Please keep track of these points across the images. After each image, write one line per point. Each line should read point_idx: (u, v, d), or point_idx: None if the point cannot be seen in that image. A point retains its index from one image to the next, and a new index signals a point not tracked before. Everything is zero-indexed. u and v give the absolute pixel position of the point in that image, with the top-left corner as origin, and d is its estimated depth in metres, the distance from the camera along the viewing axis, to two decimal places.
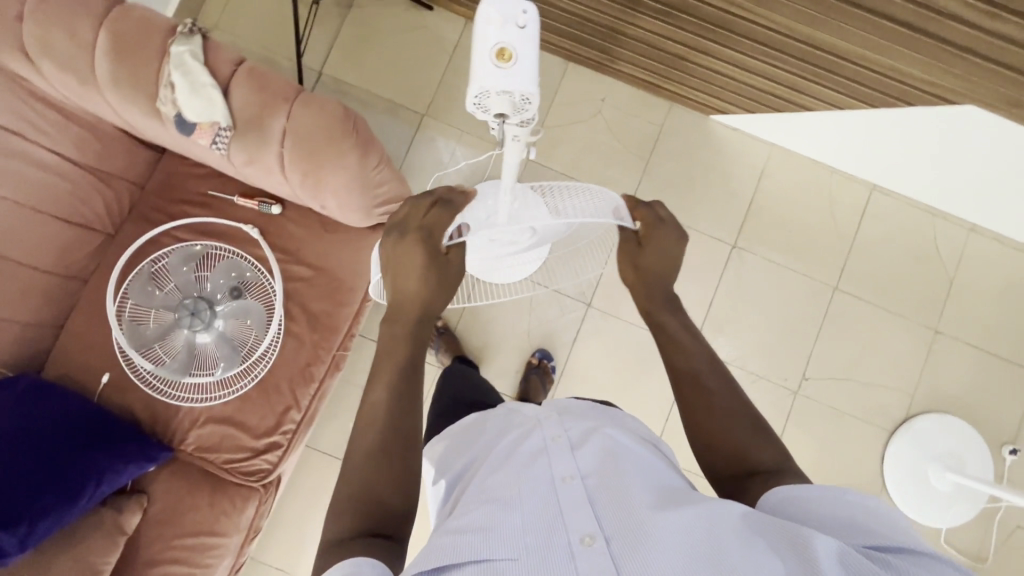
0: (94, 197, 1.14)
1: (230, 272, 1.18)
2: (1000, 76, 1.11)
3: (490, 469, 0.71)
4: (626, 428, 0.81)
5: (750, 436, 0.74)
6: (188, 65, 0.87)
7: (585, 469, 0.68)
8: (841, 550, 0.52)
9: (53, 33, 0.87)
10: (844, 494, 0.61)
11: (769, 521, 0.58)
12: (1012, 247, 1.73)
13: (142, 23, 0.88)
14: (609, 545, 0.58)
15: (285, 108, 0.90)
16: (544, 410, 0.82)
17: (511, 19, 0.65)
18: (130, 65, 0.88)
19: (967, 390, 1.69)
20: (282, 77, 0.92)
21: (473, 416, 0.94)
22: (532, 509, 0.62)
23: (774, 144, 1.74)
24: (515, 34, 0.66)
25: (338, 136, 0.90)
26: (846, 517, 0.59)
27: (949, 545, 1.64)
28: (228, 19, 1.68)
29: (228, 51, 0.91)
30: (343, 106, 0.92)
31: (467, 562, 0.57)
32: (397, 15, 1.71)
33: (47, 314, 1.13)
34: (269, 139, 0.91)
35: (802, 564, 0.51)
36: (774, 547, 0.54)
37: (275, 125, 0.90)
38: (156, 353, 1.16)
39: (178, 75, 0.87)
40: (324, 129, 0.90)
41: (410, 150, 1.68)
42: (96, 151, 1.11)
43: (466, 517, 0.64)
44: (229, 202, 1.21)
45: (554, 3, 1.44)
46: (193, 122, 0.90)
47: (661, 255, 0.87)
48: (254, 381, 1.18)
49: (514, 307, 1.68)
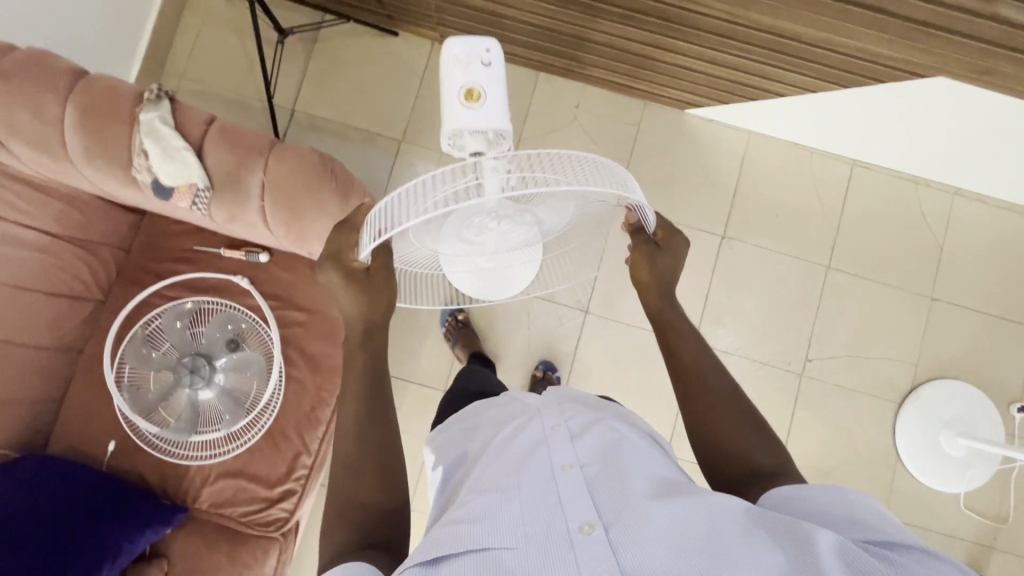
0: (80, 267, 1.13)
1: (225, 325, 1.17)
2: (967, 48, 1.12)
3: (490, 457, 0.72)
4: (625, 420, 0.82)
5: (755, 444, 0.78)
6: (159, 130, 0.86)
7: (584, 458, 0.69)
8: (840, 545, 0.54)
9: (17, 113, 0.85)
10: (841, 495, 0.64)
11: (772, 515, 0.59)
12: (998, 206, 1.74)
13: (108, 93, 0.88)
14: (608, 532, 0.59)
15: (262, 162, 0.90)
16: (543, 398, 0.81)
17: (476, 58, 0.67)
18: (101, 137, 0.87)
19: (969, 353, 1.70)
20: (254, 131, 0.92)
21: (475, 403, 0.93)
22: (532, 498, 0.64)
23: (752, 131, 1.74)
24: (480, 71, 0.68)
25: (317, 183, 0.90)
26: (845, 515, 0.61)
27: (968, 509, 1.65)
28: (195, 67, 1.67)
29: (198, 111, 0.91)
30: (319, 153, 0.93)
31: (467, 552, 0.59)
32: (363, 44, 1.70)
33: (46, 390, 1.13)
34: (248, 195, 0.91)
35: (801, 555, 0.53)
36: (774, 538, 0.56)
37: (253, 180, 0.90)
38: (160, 415, 1.15)
39: (149, 141, 0.86)
40: (303, 179, 0.91)
41: (391, 177, 1.68)
42: (77, 221, 1.10)
43: (466, 506, 0.65)
44: (216, 256, 1.20)
45: (518, 18, 1.44)
46: (170, 186, 0.89)
47: (673, 265, 0.88)
48: (261, 431, 1.17)
49: (515, 322, 1.67)
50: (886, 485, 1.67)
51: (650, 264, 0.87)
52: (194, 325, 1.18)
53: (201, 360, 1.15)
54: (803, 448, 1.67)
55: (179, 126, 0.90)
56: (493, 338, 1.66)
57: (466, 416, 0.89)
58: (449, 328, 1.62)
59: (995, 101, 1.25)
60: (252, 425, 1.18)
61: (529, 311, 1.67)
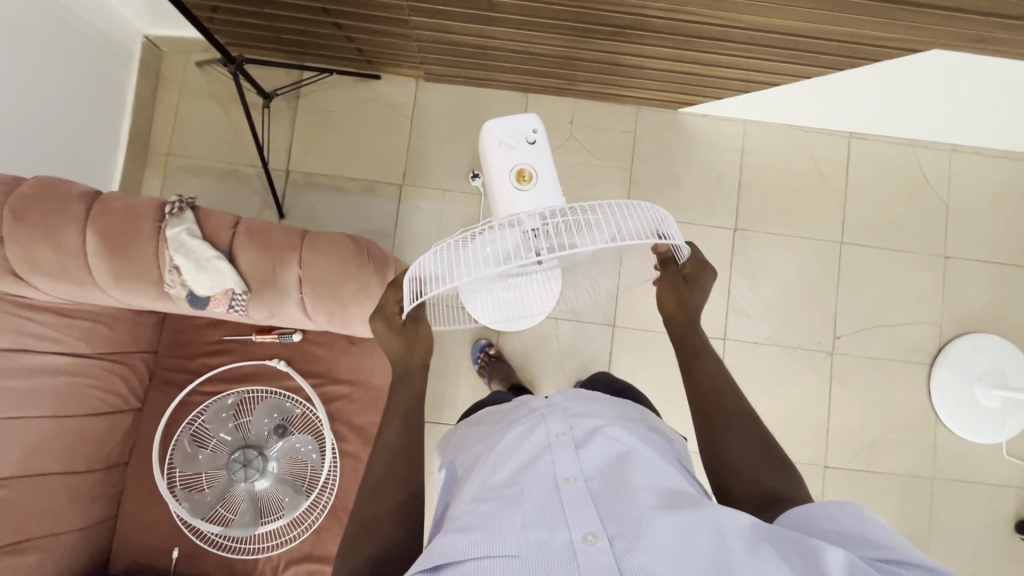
0: (114, 380, 1.12)
1: (272, 413, 1.15)
2: (962, 20, 1.11)
3: (491, 465, 0.74)
4: (630, 423, 0.85)
5: (771, 471, 0.75)
6: (188, 244, 0.93)
7: (589, 470, 0.71)
8: (851, 563, 0.52)
9: (39, 250, 0.90)
10: (854, 511, 0.62)
11: (781, 531, 0.59)
12: (995, 155, 1.76)
13: (126, 214, 0.93)
14: (612, 544, 0.60)
15: (295, 258, 0.98)
16: (550, 403, 0.86)
17: (524, 138, 0.83)
18: (127, 259, 0.93)
19: (989, 304, 1.73)
20: (281, 227, 0.99)
21: (485, 410, 0.98)
22: (534, 507, 0.65)
23: (747, 119, 1.75)
24: (528, 152, 0.82)
25: (350, 270, 0.98)
26: (855, 533, 0.59)
27: (1010, 455, 1.69)
28: (180, 145, 1.64)
29: (220, 217, 0.98)
30: (348, 237, 1.00)
31: (465, 561, 0.60)
32: (347, 92, 1.68)
33: (100, 508, 1.11)
34: (287, 290, 0.98)
35: (810, 571, 0.52)
36: (785, 556, 0.55)
37: (289, 276, 0.98)
38: (220, 513, 1.13)
39: (180, 257, 0.93)
40: (338, 266, 0.98)
41: (398, 222, 1.65)
42: (103, 335, 1.09)
43: (467, 515, 0.66)
44: (248, 342, 1.21)
45: (502, 46, 1.41)
46: (206, 295, 0.96)
47: (703, 298, 0.89)
48: (325, 511, 1.16)
49: (544, 347, 1.66)
50: (931, 446, 1.69)
51: (677, 299, 0.88)
52: (238, 417, 1.16)
53: (252, 451, 1.13)
54: (845, 424, 1.69)
55: (205, 233, 0.97)
56: (526, 367, 1.65)
57: (475, 427, 0.93)
58: (482, 365, 1.60)
59: (987, 63, 1.26)
60: (314, 506, 1.17)
61: (557, 335, 1.67)
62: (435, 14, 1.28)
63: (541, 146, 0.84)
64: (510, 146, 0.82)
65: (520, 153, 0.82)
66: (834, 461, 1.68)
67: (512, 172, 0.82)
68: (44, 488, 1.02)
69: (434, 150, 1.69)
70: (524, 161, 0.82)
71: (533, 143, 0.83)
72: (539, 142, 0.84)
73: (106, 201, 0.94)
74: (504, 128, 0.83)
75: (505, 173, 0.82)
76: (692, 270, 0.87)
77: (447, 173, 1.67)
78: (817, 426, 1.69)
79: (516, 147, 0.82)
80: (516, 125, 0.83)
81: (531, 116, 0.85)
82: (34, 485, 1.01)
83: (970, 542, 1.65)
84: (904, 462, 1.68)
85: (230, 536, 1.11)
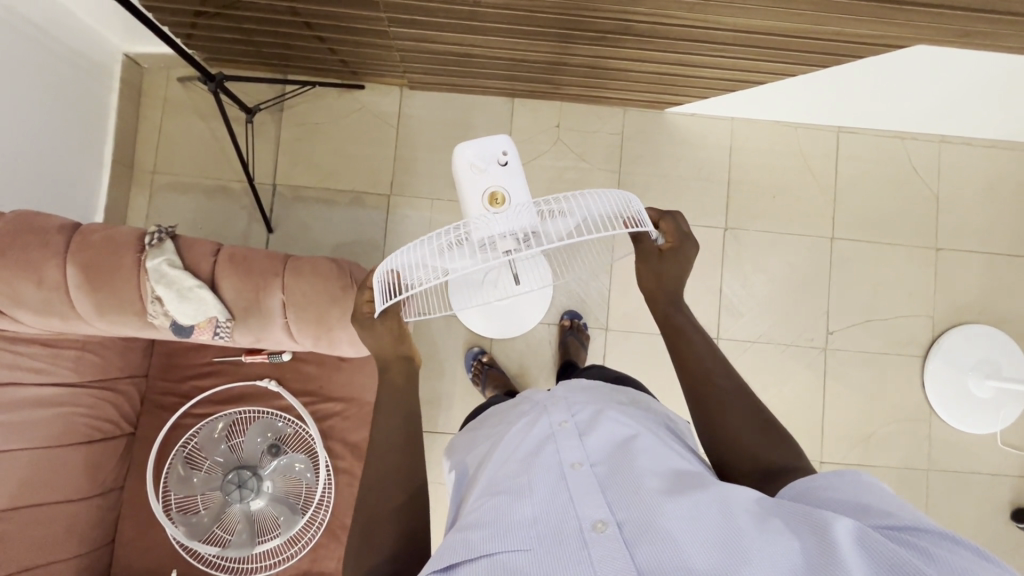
0: (104, 407, 1.15)
1: (266, 432, 1.19)
2: (946, 15, 1.08)
3: (499, 458, 0.75)
4: (630, 406, 0.85)
5: (770, 443, 0.71)
6: (168, 274, 0.98)
7: (595, 457, 0.71)
8: (861, 532, 0.52)
9: (21, 287, 0.95)
10: (857, 480, 0.60)
11: (788, 504, 0.60)
12: (982, 145, 1.75)
13: (106, 247, 0.98)
14: (621, 531, 0.61)
15: (276, 285, 1.03)
16: (552, 394, 0.87)
17: (494, 159, 0.92)
18: (107, 292, 0.98)
19: (980, 294, 1.73)
20: (261, 255, 1.05)
21: (489, 410, 0.97)
22: (542, 498, 0.65)
23: (734, 117, 1.74)
24: (500, 172, 0.92)
25: (334, 294, 1.04)
26: (862, 501, 0.58)
27: (1005, 446, 1.70)
28: (162, 161, 1.64)
29: (201, 247, 1.04)
30: (330, 261, 1.06)
31: (479, 557, 0.60)
32: (331, 103, 1.67)
33: (96, 534, 1.15)
34: (271, 315, 1.05)
35: (819, 544, 0.53)
36: (793, 528, 0.56)
37: (273, 302, 1.04)
38: (218, 534, 1.16)
39: (162, 288, 0.98)
40: (321, 292, 1.04)
41: (387, 233, 1.65)
42: (91, 363, 1.12)
43: (477, 510, 0.67)
44: (238, 362, 1.24)
45: (484, 53, 1.39)
46: (191, 324, 1.01)
47: (678, 272, 0.86)
48: (321, 527, 1.18)
49: (538, 352, 1.66)
50: (926, 438, 1.69)
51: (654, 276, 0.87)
52: (232, 437, 1.20)
53: (247, 472, 1.16)
54: (839, 420, 1.70)
55: (187, 263, 1.02)
56: (522, 373, 1.65)
57: (480, 425, 0.94)
58: (476, 372, 1.60)
59: (972, 57, 1.25)
60: (311, 523, 1.19)
61: (549, 340, 1.67)
62: (415, 24, 1.27)
63: (512, 166, 0.93)
64: (481, 168, 0.91)
65: (492, 174, 0.91)
66: (830, 459, 1.69)
67: (485, 194, 0.92)
68: (41, 516, 1.05)
69: (420, 158, 1.68)
70: (497, 183, 0.91)
71: (505, 165, 0.92)
72: (510, 162, 0.93)
73: (87, 234, 0.99)
74: (476, 150, 0.92)
75: (479, 195, 0.92)
76: (672, 247, 0.86)
77: (435, 183, 1.67)
78: (813, 423, 1.69)
79: (487, 169, 0.91)
80: (486, 148, 0.92)
81: (500, 138, 0.93)
82: (30, 515, 1.04)
83: (967, 531, 1.66)
84: (900, 456, 1.69)
85: (227, 557, 1.13)
